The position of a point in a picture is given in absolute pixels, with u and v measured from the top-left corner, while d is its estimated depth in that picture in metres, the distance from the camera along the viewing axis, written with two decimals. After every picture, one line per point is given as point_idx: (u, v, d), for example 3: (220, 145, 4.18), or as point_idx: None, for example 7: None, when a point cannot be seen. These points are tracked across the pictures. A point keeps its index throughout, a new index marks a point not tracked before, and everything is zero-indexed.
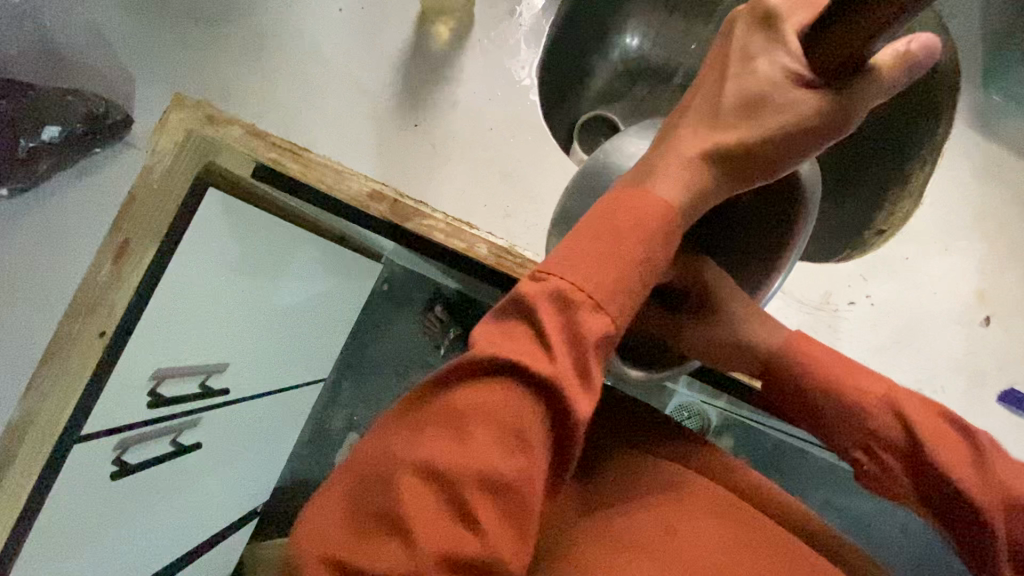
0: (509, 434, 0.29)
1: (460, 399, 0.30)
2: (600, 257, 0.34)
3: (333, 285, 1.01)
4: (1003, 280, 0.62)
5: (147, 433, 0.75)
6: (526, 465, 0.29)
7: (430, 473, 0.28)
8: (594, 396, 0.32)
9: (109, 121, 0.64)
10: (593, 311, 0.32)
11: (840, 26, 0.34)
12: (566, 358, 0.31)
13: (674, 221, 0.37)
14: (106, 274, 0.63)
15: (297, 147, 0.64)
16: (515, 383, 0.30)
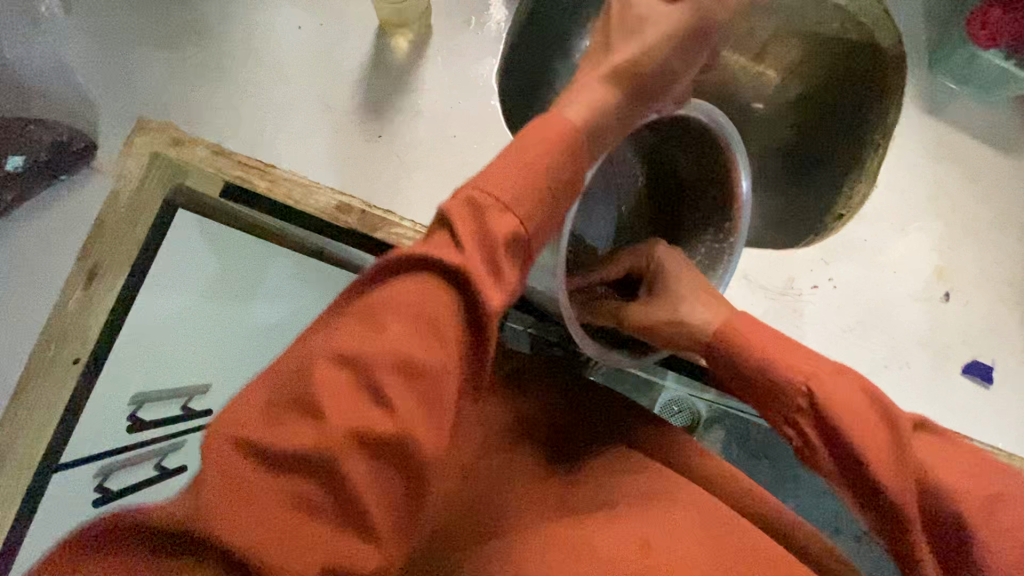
0: (426, 325, 0.28)
1: (379, 295, 0.29)
2: (521, 170, 0.32)
3: None
4: (961, 256, 0.64)
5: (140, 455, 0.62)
6: (443, 352, 0.28)
7: (346, 362, 0.27)
8: (509, 293, 0.31)
9: (74, 148, 0.64)
10: (500, 213, 0.31)
11: None
12: (479, 257, 0.30)
13: (582, 145, 0.35)
14: (77, 301, 0.63)
15: (263, 164, 0.66)
16: (433, 274, 0.29)
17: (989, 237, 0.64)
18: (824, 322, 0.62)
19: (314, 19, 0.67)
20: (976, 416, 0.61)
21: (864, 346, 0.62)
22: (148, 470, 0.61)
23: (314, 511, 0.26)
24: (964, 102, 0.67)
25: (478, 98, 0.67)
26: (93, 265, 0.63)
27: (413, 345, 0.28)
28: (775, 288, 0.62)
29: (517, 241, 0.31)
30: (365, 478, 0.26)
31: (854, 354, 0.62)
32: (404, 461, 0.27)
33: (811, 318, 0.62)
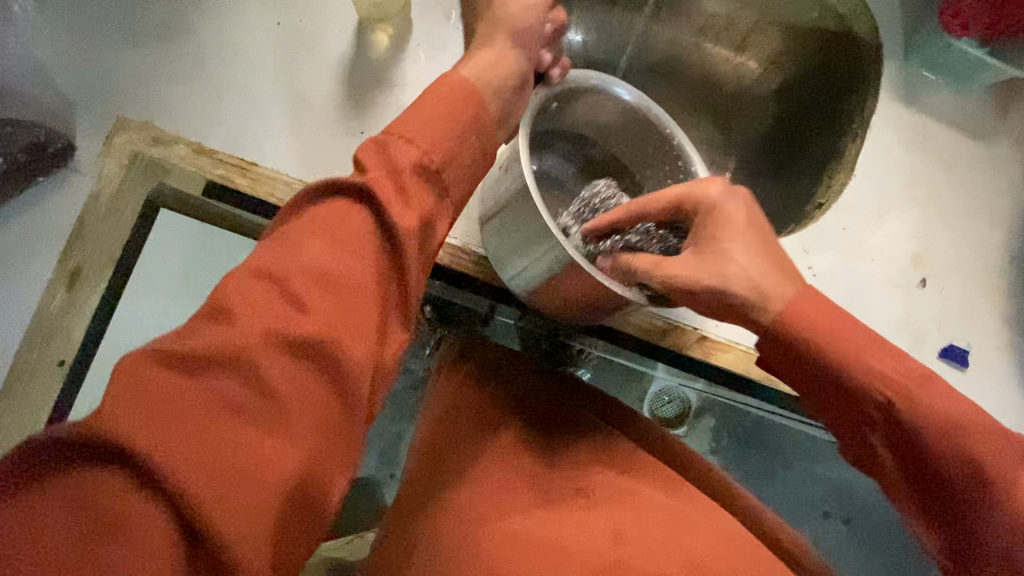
0: (339, 238, 0.34)
1: (295, 225, 0.34)
2: (424, 121, 0.39)
3: None
4: (936, 242, 0.65)
5: None
6: (355, 263, 0.34)
7: (263, 270, 0.32)
8: (419, 220, 0.37)
9: (53, 148, 0.64)
10: (407, 149, 0.38)
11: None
12: (386, 184, 0.36)
13: (478, 99, 0.42)
14: (59, 303, 0.63)
15: (245, 162, 0.64)
16: (345, 202, 0.35)
17: (963, 222, 0.66)
18: None
19: (294, 15, 0.67)
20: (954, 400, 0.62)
21: None
22: None
23: (240, 412, 0.29)
24: (936, 93, 0.69)
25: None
26: (75, 267, 0.63)
27: (326, 254, 0.33)
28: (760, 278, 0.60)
29: (419, 175, 0.38)
30: (282, 371, 0.30)
31: None
32: (322, 365, 0.31)
33: None
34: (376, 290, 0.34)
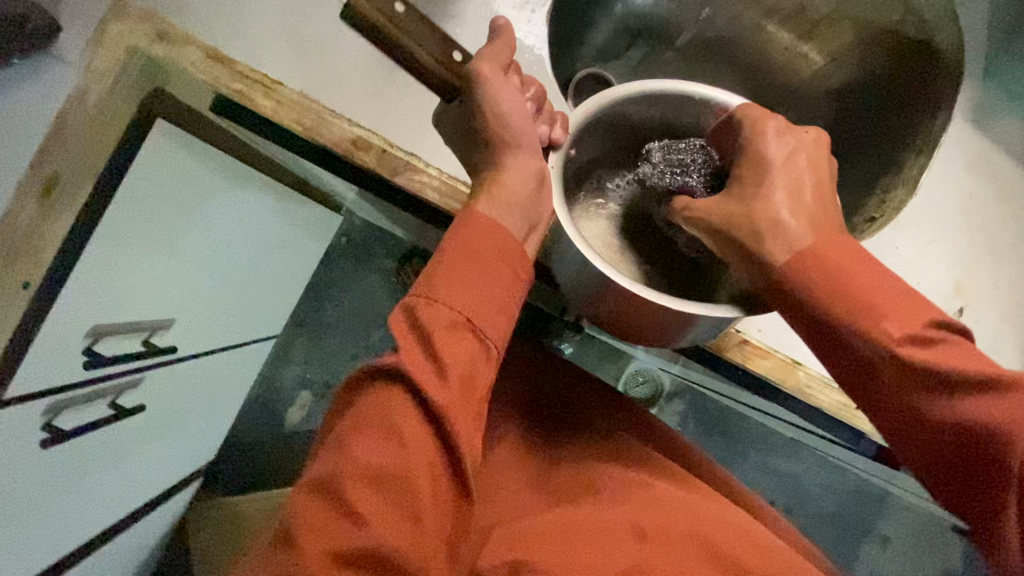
0: (385, 433, 0.34)
1: (342, 432, 0.35)
2: (453, 274, 0.38)
3: (288, 230, 1.00)
4: (978, 274, 0.64)
5: (79, 394, 0.68)
6: (400, 454, 0.34)
7: (317, 486, 0.34)
8: (459, 378, 0.36)
9: (31, 27, 0.50)
10: (431, 306, 0.37)
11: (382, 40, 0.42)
12: (419, 358, 0.36)
13: (508, 235, 0.41)
14: (31, 215, 0.53)
15: (268, 79, 0.55)
16: (383, 391, 0.36)
17: (1010, 258, 0.65)
18: None
19: None
20: None
21: None
22: (104, 406, 0.74)
23: None
24: (1006, 119, 0.67)
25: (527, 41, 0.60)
26: (51, 174, 0.53)
27: (374, 449, 0.34)
28: None
29: (453, 329, 0.37)
30: None
31: None
32: (386, 565, 0.33)
33: None
34: (428, 470, 0.35)
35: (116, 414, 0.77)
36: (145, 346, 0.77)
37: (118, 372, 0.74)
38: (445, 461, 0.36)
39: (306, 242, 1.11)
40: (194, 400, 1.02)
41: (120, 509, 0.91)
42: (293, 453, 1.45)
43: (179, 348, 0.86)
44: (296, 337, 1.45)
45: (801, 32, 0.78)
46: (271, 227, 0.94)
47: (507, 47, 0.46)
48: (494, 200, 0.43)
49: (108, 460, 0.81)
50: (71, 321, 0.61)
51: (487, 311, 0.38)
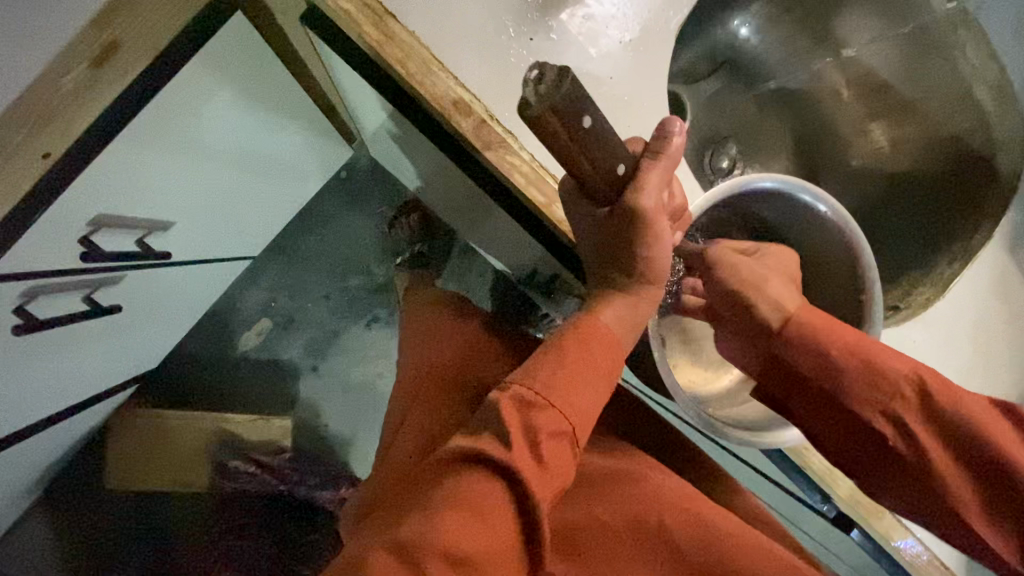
0: (475, 512, 0.38)
1: (438, 496, 0.38)
2: (555, 374, 0.44)
3: (310, 154, 0.93)
4: (975, 384, 0.69)
5: (61, 283, 0.61)
6: (486, 534, 0.38)
7: (400, 545, 0.36)
8: (550, 476, 0.41)
9: None
10: (544, 407, 0.42)
11: (565, 148, 0.39)
12: (525, 450, 0.40)
13: (613, 349, 0.48)
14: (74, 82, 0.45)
15: (381, 8, 0.50)
16: (484, 469, 0.40)
17: (1001, 376, 0.70)
18: None
19: None
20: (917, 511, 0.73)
21: None
22: (80, 299, 0.67)
23: None
24: None
25: (656, 43, 0.56)
26: (111, 39, 0.45)
27: (461, 531, 0.37)
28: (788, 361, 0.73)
29: (558, 434, 0.42)
30: None
31: None
32: None
33: None
34: (505, 552, 0.39)
35: (89, 311, 0.70)
36: (140, 247, 0.69)
37: (107, 268, 0.66)
38: (523, 545, 0.40)
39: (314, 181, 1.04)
40: (162, 309, 0.94)
41: (52, 405, 0.83)
42: (236, 378, 1.38)
43: (172, 253, 0.78)
44: (268, 261, 1.36)
45: (873, 111, 0.81)
46: (293, 151, 0.87)
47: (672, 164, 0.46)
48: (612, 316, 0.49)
49: (60, 355, 0.73)
50: (81, 204, 0.54)
51: (580, 416, 0.44)
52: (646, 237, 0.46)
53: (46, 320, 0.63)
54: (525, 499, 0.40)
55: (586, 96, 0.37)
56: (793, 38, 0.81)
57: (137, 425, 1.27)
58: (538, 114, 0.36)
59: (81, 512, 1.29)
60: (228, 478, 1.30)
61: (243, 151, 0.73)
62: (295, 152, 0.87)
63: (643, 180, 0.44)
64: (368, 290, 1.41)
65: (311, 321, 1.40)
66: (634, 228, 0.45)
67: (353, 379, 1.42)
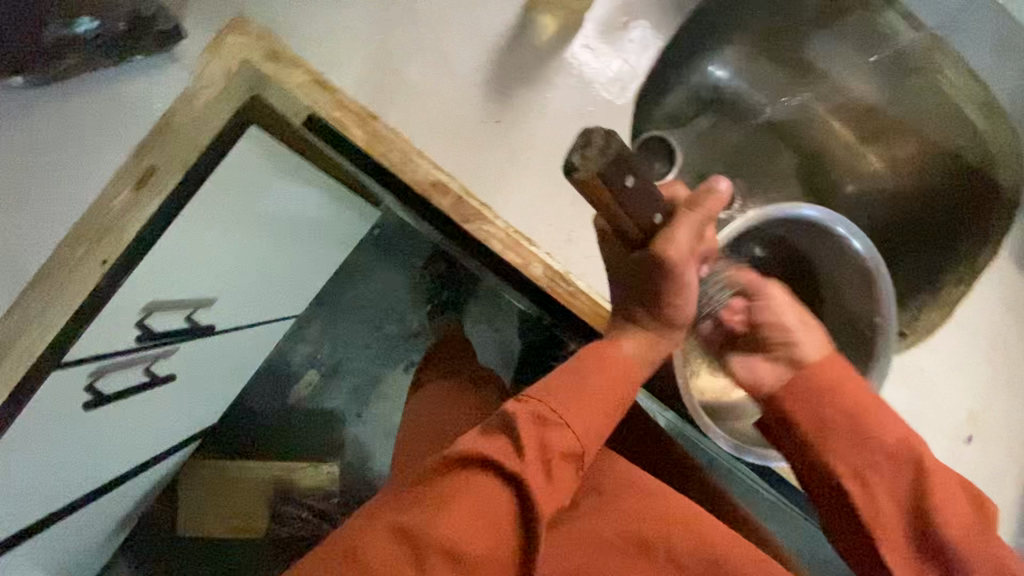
0: (476, 515, 0.39)
1: (445, 490, 0.39)
2: (566, 390, 0.45)
3: (340, 228, 1.02)
4: (997, 409, 0.68)
5: (124, 361, 0.71)
6: (486, 540, 0.39)
7: (399, 530, 0.38)
8: (556, 494, 0.42)
9: (158, 29, 0.53)
10: (560, 427, 0.43)
11: (606, 197, 0.40)
12: (536, 466, 0.41)
13: (629, 374, 0.48)
14: (123, 201, 0.55)
15: (365, 112, 0.57)
16: (492, 476, 0.40)
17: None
18: None
19: None
20: None
21: None
22: (141, 373, 0.77)
23: None
24: None
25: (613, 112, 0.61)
26: (149, 166, 0.55)
27: (460, 530, 0.38)
28: None
29: (569, 455, 0.43)
30: None
31: None
32: None
33: None
34: (501, 559, 0.39)
35: (148, 381, 0.80)
36: (188, 322, 0.79)
37: (160, 345, 0.76)
38: (519, 561, 0.40)
39: (332, 260, 1.13)
40: (215, 369, 1.04)
41: (123, 464, 0.93)
42: (288, 427, 1.47)
43: (216, 324, 0.88)
44: (312, 318, 1.47)
45: (866, 134, 0.77)
46: (324, 226, 0.97)
47: (707, 217, 0.46)
48: (633, 352, 0.50)
49: (128, 420, 0.84)
50: None
51: (591, 440, 0.45)
52: (675, 278, 0.46)
53: (110, 393, 0.73)
54: (528, 511, 0.40)
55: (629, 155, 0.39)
56: (776, 74, 0.78)
57: (202, 475, 1.39)
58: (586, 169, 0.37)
59: (156, 560, 1.40)
60: (282, 521, 1.41)
61: (275, 233, 0.83)
62: (324, 226, 0.97)
63: (675, 229, 0.45)
64: (403, 336, 1.48)
65: (355, 369, 1.49)
66: (663, 273, 0.46)
67: (396, 423, 1.48)
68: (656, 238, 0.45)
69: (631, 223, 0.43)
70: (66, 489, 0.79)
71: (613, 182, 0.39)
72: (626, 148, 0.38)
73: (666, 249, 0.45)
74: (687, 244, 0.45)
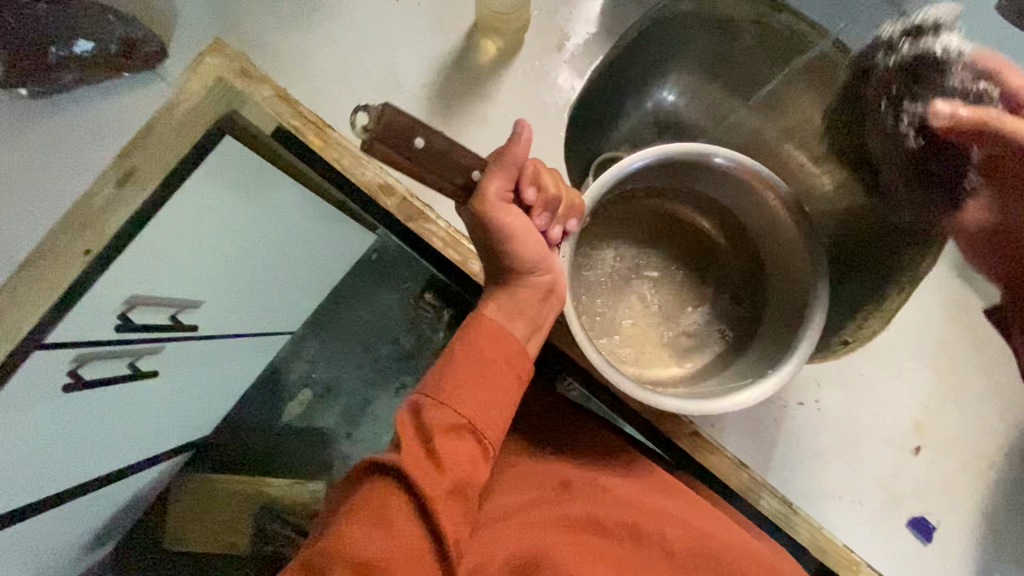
0: (378, 521, 0.48)
1: (350, 515, 0.49)
2: (446, 384, 0.55)
3: (333, 249, 1.11)
4: (941, 416, 0.68)
5: (107, 351, 0.77)
6: (389, 534, 0.48)
7: (313, 563, 0.47)
8: (444, 470, 0.51)
9: (145, 49, 0.63)
10: (435, 410, 0.54)
11: (411, 162, 0.53)
12: (420, 455, 0.51)
13: (507, 345, 0.58)
14: (106, 195, 0.61)
15: (321, 123, 0.64)
16: (386, 482, 0.50)
17: (982, 407, 0.68)
18: (801, 439, 0.66)
19: None
20: (908, 568, 0.65)
21: (831, 474, 0.66)
22: (125, 365, 0.83)
23: None
24: None
25: (546, 124, 0.69)
26: (130, 166, 0.62)
27: (364, 537, 0.47)
28: (772, 401, 0.66)
29: (452, 431, 0.53)
30: None
31: (823, 480, 0.66)
32: None
33: (790, 433, 0.66)
34: (410, 544, 0.48)
35: (129, 373, 0.85)
36: (172, 320, 0.85)
37: (142, 338, 0.81)
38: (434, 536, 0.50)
39: (327, 276, 1.22)
40: (203, 374, 1.09)
41: (109, 461, 0.98)
42: (279, 444, 1.51)
43: (201, 327, 0.94)
44: (310, 337, 1.50)
45: (814, 156, 0.82)
46: (318, 247, 1.05)
47: (515, 167, 0.58)
48: (499, 319, 0.60)
49: (112, 414, 0.89)
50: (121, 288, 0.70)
51: (484, 417, 0.55)
52: (496, 225, 0.59)
53: (92, 380, 0.78)
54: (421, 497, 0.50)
55: (411, 126, 0.51)
56: (725, 99, 0.85)
57: (194, 488, 1.42)
58: (374, 134, 0.50)
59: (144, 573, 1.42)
60: (266, 540, 1.41)
61: (266, 250, 0.91)
62: (318, 248, 1.06)
63: (484, 184, 0.57)
64: (395, 358, 1.52)
65: (347, 389, 1.53)
66: (485, 219, 0.58)
67: (383, 443, 1.50)
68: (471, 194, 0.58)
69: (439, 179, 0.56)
70: (43, 475, 0.82)
71: (402, 145, 0.52)
72: (404, 119, 0.51)
73: (483, 201, 0.57)
74: (500, 185, 0.58)
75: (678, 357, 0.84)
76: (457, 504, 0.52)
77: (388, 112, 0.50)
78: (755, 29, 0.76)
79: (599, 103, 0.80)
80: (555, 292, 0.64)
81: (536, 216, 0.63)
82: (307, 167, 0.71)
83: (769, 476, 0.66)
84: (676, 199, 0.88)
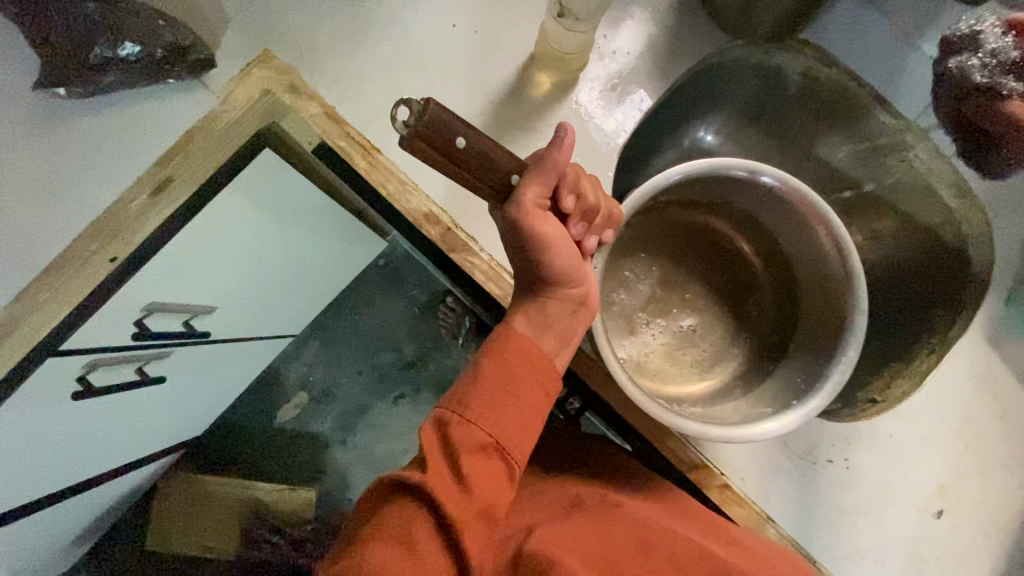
0: (399, 542, 0.44)
1: (368, 533, 0.46)
2: (477, 398, 0.50)
3: (351, 259, 1.10)
4: (964, 481, 0.70)
5: (120, 357, 0.74)
6: (410, 560, 0.44)
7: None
8: (470, 492, 0.47)
9: (191, 57, 0.62)
10: (462, 426, 0.49)
11: (450, 159, 0.50)
12: (445, 474, 0.47)
13: (540, 358, 0.54)
14: (139, 205, 0.58)
15: (368, 146, 0.69)
16: (409, 501, 0.47)
17: (1004, 476, 0.70)
18: (827, 495, 0.70)
19: (471, 23, 0.73)
20: None
21: (854, 532, 0.69)
22: (134, 371, 0.80)
23: None
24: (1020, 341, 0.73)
25: (585, 158, 0.74)
26: (166, 176, 0.59)
27: (385, 559, 0.44)
28: (796, 449, 0.70)
29: (480, 450, 0.49)
30: None
31: (846, 538, 0.69)
32: None
33: (819, 488, 0.70)
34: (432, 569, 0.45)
35: (137, 379, 0.82)
36: (185, 327, 0.82)
37: (155, 344, 0.78)
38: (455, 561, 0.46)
39: (339, 281, 1.19)
40: (209, 377, 1.06)
41: (101, 463, 0.94)
42: (268, 449, 1.44)
43: (212, 334, 0.91)
44: (310, 339, 1.44)
45: (848, 208, 0.81)
46: (338, 258, 1.05)
47: (555, 175, 0.55)
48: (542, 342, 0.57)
49: (116, 418, 0.86)
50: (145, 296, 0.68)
51: (513, 436, 0.51)
52: (541, 255, 0.57)
53: (101, 386, 0.75)
54: (443, 520, 0.46)
55: (455, 121, 0.49)
56: (760, 142, 0.83)
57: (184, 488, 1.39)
58: (416, 130, 0.48)
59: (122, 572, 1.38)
60: (252, 546, 1.39)
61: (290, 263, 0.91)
62: (337, 260, 1.05)
63: (522, 192, 0.53)
64: (396, 367, 1.46)
65: (344, 395, 1.47)
66: (524, 243, 0.56)
67: (377, 454, 1.45)
68: (508, 207, 0.54)
69: (478, 181, 0.52)
70: (35, 479, 0.79)
71: (446, 138, 0.49)
72: (448, 119, 0.49)
73: (519, 208, 0.53)
74: (540, 192, 0.54)
75: (702, 366, 0.84)
76: (482, 526, 0.48)
77: (432, 108, 0.48)
78: (802, 80, 0.77)
79: (646, 136, 0.78)
80: (585, 304, 0.61)
81: (572, 225, 0.60)
82: (346, 189, 0.70)
83: (796, 528, 0.69)
84: (706, 213, 0.86)
